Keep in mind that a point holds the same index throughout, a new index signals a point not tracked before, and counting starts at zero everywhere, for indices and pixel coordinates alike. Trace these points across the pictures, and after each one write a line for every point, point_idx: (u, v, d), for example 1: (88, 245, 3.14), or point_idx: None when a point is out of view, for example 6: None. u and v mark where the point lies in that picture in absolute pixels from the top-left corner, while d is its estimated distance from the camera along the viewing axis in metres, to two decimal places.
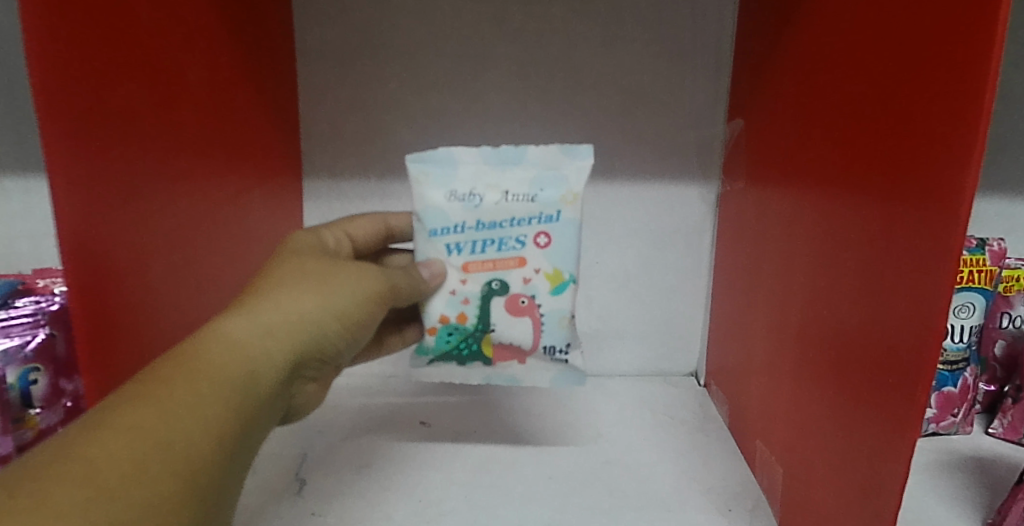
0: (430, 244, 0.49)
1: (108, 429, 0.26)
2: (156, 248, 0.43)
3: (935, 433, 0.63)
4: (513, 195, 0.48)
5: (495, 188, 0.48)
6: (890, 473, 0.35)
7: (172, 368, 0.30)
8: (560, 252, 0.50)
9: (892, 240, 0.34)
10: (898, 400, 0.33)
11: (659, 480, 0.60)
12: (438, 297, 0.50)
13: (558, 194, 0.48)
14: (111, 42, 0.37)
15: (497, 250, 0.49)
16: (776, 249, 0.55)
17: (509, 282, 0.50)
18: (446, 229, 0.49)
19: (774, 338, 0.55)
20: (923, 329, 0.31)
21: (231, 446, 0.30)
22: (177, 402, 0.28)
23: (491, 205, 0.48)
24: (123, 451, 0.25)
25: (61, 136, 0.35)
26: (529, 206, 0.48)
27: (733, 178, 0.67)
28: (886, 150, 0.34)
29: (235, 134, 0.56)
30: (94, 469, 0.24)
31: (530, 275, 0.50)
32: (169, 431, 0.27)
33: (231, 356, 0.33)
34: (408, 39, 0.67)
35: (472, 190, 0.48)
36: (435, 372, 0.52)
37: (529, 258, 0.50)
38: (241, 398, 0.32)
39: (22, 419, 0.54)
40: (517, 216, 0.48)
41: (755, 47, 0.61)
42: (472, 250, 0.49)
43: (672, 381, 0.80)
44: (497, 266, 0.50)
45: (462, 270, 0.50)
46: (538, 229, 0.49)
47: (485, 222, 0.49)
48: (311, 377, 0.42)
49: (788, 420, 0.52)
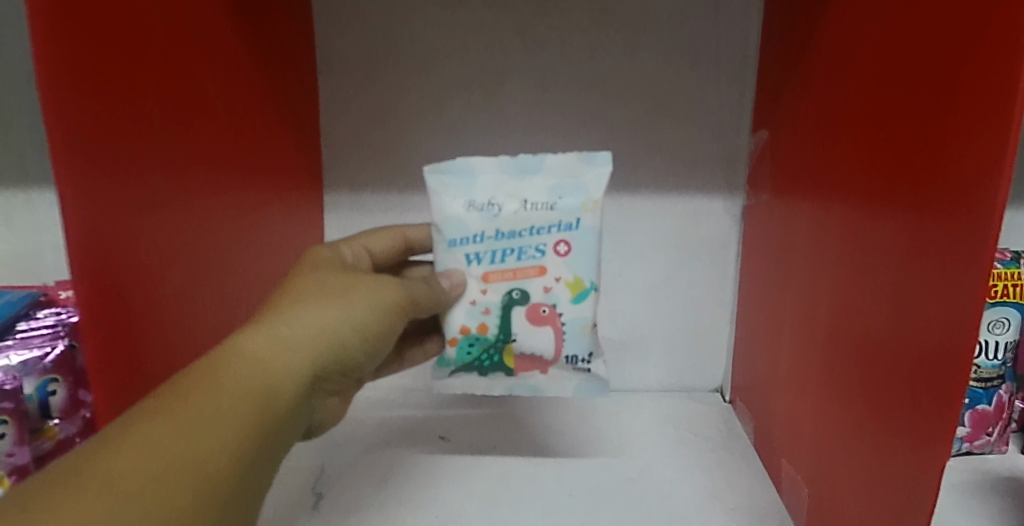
0: (449, 255, 0.49)
1: (125, 442, 0.26)
2: (171, 257, 0.44)
3: (969, 452, 0.61)
4: (532, 204, 0.48)
5: (513, 198, 0.48)
6: (919, 493, 0.33)
7: (189, 383, 0.31)
8: (581, 260, 0.49)
9: (922, 252, 0.32)
10: (930, 415, 0.32)
11: (681, 497, 0.59)
12: (459, 307, 0.50)
13: (578, 202, 0.48)
14: (126, 60, 0.37)
15: (517, 260, 0.49)
16: (802, 263, 0.54)
17: (530, 291, 0.49)
18: (466, 239, 0.49)
19: (801, 353, 0.54)
20: (953, 342, 0.29)
21: (251, 458, 0.30)
22: (197, 415, 0.29)
23: (509, 215, 0.48)
24: (140, 464, 0.25)
25: (74, 158, 0.35)
26: (548, 215, 0.48)
27: (760, 190, 0.66)
28: (913, 162, 0.33)
29: (253, 145, 0.56)
30: (109, 482, 0.23)
31: (551, 283, 0.49)
32: (187, 443, 0.27)
33: (248, 370, 0.33)
34: (431, 51, 0.68)
35: (490, 199, 0.48)
36: (456, 383, 0.51)
37: (549, 266, 0.49)
38: (261, 411, 0.32)
39: (41, 429, 0.55)
40: (537, 225, 0.48)
41: (780, 54, 0.60)
42: (492, 259, 0.49)
43: (696, 397, 0.79)
44: (517, 275, 0.49)
45: (483, 280, 0.49)
46: (557, 237, 0.48)
47: (504, 232, 0.48)
48: (333, 392, 0.42)
49: (815, 437, 0.51)
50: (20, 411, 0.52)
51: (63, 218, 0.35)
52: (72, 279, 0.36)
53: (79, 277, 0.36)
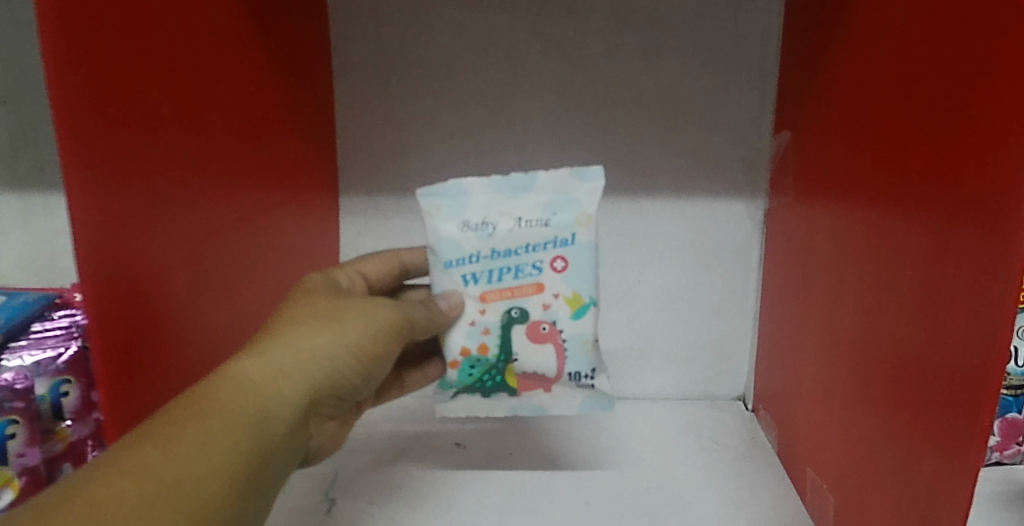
0: (445, 276, 0.48)
1: (118, 467, 0.26)
2: (179, 266, 0.43)
3: (998, 462, 0.58)
4: (526, 221, 0.48)
5: (507, 216, 0.48)
6: (951, 507, 0.32)
7: (182, 409, 0.30)
8: (579, 276, 0.48)
9: (953, 255, 0.31)
10: (958, 425, 0.31)
11: (703, 507, 0.57)
12: (458, 328, 0.49)
13: (572, 217, 0.48)
14: (133, 57, 0.37)
15: (514, 278, 0.48)
16: (827, 266, 0.52)
17: (528, 309, 0.49)
18: (461, 260, 0.48)
19: (826, 358, 0.52)
20: (986, 348, 0.28)
21: (244, 482, 0.30)
22: (188, 442, 0.28)
23: (505, 232, 0.48)
24: (133, 488, 0.25)
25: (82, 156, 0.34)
26: (543, 231, 0.47)
27: (782, 193, 0.65)
28: (947, 161, 0.32)
29: (268, 155, 0.57)
30: (101, 505, 0.23)
31: (549, 300, 0.49)
32: (179, 468, 0.27)
33: (240, 398, 0.32)
34: (448, 57, 0.68)
35: (484, 219, 0.48)
36: (458, 406, 0.51)
37: (547, 283, 0.48)
38: (254, 437, 0.31)
39: (53, 431, 0.55)
40: (533, 242, 0.48)
41: (801, 54, 0.59)
42: (490, 278, 0.48)
43: (718, 405, 0.77)
44: (515, 293, 0.49)
45: (480, 300, 0.49)
46: (554, 253, 0.48)
47: (500, 250, 0.48)
48: (329, 414, 0.41)
49: (841, 444, 0.49)
50: (31, 412, 0.52)
51: (71, 217, 0.34)
52: (80, 279, 0.36)
53: (84, 276, 0.35)
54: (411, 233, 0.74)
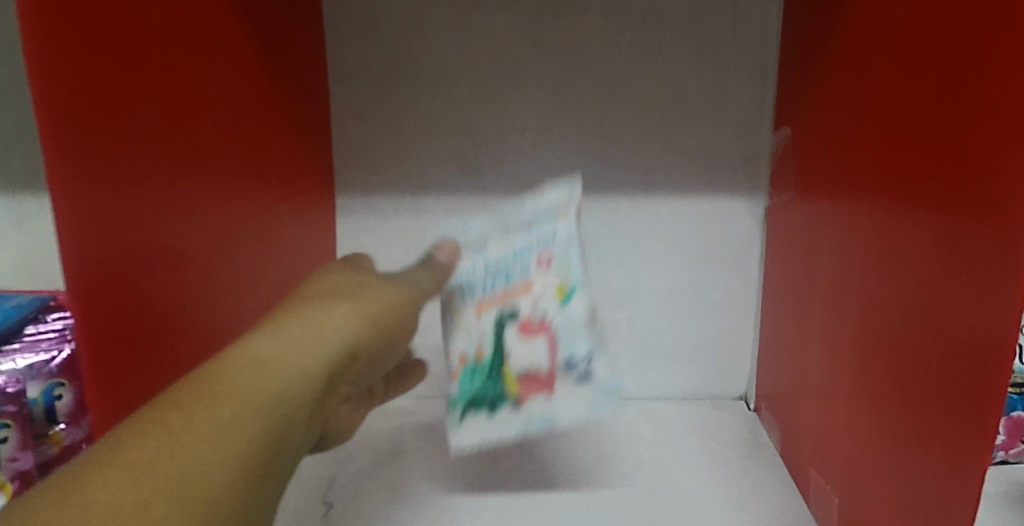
0: (450, 299, 0.58)
1: (127, 453, 0.25)
2: (175, 271, 0.44)
3: (1005, 462, 0.58)
4: (512, 234, 0.58)
5: (499, 235, 0.58)
6: (960, 510, 0.31)
7: (181, 397, 0.30)
8: (563, 270, 0.57)
9: (956, 255, 0.31)
10: (964, 426, 0.30)
11: (705, 508, 0.57)
12: (460, 337, 0.58)
13: (552, 221, 0.57)
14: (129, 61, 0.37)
15: (505, 285, 0.57)
16: (829, 264, 0.52)
17: (519, 309, 0.57)
18: (462, 284, 0.57)
19: (829, 357, 0.52)
20: (991, 349, 0.28)
21: (254, 468, 0.30)
22: (194, 427, 0.28)
23: (497, 250, 0.58)
24: (146, 474, 0.25)
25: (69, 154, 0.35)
26: (528, 238, 0.58)
27: (783, 189, 0.64)
28: (949, 158, 0.32)
29: (263, 157, 0.57)
30: (119, 490, 0.23)
31: (536, 297, 0.57)
32: (187, 454, 0.26)
33: (239, 387, 0.32)
34: (446, 56, 0.68)
35: (477, 244, 0.58)
36: (470, 435, 0.55)
37: (535, 283, 0.57)
38: (260, 423, 0.31)
39: (45, 435, 0.50)
40: (521, 252, 0.57)
41: (800, 49, 0.59)
42: (484, 291, 0.57)
43: (719, 405, 0.77)
44: (507, 298, 0.57)
45: (477, 313, 0.58)
46: (541, 255, 0.57)
47: (495, 266, 0.57)
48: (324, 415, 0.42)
49: (844, 444, 0.49)
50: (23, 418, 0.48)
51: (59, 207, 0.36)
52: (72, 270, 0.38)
53: (72, 266, 0.37)
54: (411, 233, 0.74)
